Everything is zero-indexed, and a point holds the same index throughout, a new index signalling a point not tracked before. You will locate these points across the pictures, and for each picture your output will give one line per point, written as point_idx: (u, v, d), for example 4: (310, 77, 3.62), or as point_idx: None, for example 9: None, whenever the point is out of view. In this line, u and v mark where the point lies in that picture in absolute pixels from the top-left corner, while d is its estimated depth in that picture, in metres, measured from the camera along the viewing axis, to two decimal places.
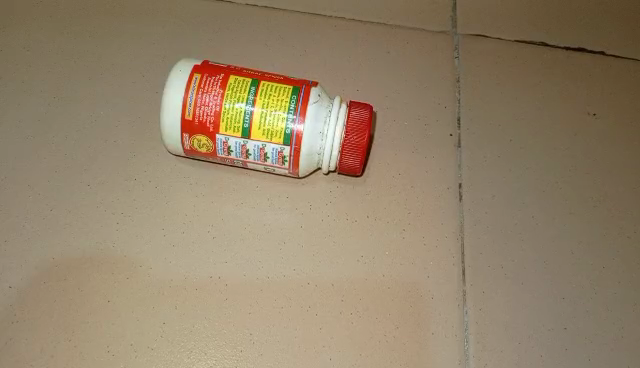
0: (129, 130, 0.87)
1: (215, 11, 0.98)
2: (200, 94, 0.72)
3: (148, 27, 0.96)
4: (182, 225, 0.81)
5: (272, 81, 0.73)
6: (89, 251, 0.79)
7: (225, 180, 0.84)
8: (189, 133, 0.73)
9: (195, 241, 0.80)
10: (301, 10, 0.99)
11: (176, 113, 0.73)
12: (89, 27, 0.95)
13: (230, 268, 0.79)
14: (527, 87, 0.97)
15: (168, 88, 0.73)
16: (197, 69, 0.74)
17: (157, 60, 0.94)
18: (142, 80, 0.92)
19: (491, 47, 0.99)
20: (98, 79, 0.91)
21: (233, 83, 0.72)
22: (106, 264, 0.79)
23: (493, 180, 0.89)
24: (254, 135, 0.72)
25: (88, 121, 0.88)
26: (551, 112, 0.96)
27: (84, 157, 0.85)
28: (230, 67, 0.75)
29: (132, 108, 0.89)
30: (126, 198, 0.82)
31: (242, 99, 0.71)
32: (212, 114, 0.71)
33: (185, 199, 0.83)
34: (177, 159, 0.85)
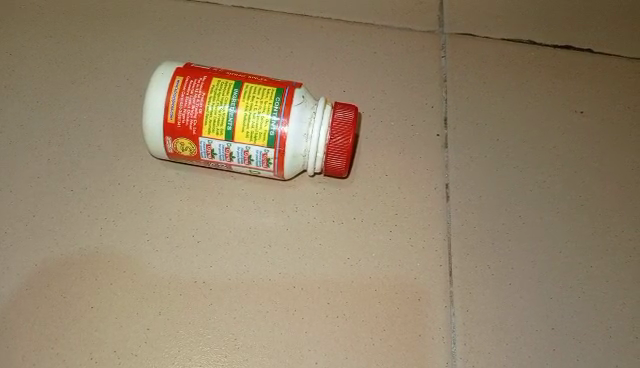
0: (114, 134, 0.86)
1: (201, 12, 0.97)
2: (182, 98, 0.71)
3: (132, 29, 0.95)
4: (166, 229, 0.80)
5: (255, 83, 0.73)
6: (72, 257, 0.78)
7: (210, 184, 0.84)
8: (172, 136, 0.72)
9: (180, 246, 0.79)
10: (288, 11, 0.99)
11: (159, 116, 0.72)
12: (73, 29, 0.94)
13: (215, 273, 0.78)
14: (514, 86, 0.97)
15: (151, 91, 0.72)
16: (179, 71, 0.73)
17: (142, 62, 0.93)
18: (127, 84, 0.91)
19: (477, 46, 0.99)
20: (82, 83, 0.90)
21: (216, 85, 0.72)
22: (91, 270, 0.78)
23: (481, 180, 0.89)
24: (238, 137, 0.71)
25: (72, 126, 0.87)
26: (538, 111, 0.96)
27: (68, 162, 0.84)
28: (214, 69, 0.74)
29: (117, 112, 0.88)
30: (110, 202, 0.81)
31: (225, 101, 0.71)
32: (195, 117, 0.71)
33: (170, 204, 0.82)
34: (162, 163, 0.84)
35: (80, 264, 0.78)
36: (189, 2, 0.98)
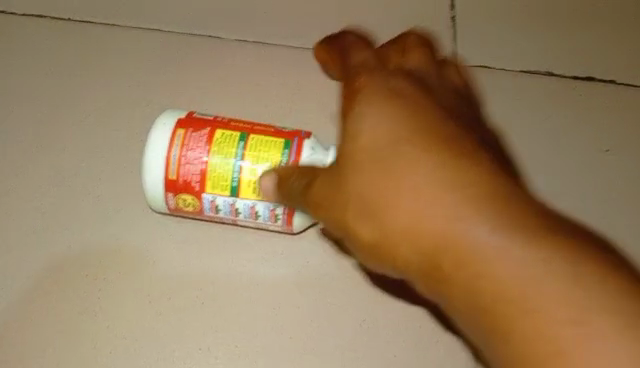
0: (112, 182, 0.81)
1: (203, 47, 0.91)
2: (184, 153, 0.66)
3: (129, 66, 0.89)
4: (170, 288, 0.76)
5: (262, 133, 0.68)
6: (70, 322, 0.75)
7: (214, 236, 0.79)
8: (174, 192, 0.67)
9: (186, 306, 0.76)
10: (295, 44, 0.92)
11: (159, 172, 0.67)
12: (68, 67, 0.88)
13: (224, 335, 0.75)
14: (538, 122, 0.90)
15: (150, 144, 0.67)
16: (181, 123, 0.68)
17: (140, 103, 0.87)
18: (125, 127, 0.85)
19: (494, 80, 0.92)
20: (78, 125, 0.85)
21: (220, 138, 0.67)
22: (93, 333, 0.74)
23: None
24: (244, 193, 0.66)
25: (69, 174, 0.82)
26: (564, 149, 0.89)
27: (65, 215, 0.80)
28: (218, 119, 0.69)
29: (115, 159, 0.83)
30: (111, 259, 0.78)
31: (230, 155, 0.66)
32: (198, 173, 0.66)
33: (171, 260, 0.78)
34: (163, 214, 0.79)
35: (80, 326, 0.74)
36: (191, 36, 0.91)
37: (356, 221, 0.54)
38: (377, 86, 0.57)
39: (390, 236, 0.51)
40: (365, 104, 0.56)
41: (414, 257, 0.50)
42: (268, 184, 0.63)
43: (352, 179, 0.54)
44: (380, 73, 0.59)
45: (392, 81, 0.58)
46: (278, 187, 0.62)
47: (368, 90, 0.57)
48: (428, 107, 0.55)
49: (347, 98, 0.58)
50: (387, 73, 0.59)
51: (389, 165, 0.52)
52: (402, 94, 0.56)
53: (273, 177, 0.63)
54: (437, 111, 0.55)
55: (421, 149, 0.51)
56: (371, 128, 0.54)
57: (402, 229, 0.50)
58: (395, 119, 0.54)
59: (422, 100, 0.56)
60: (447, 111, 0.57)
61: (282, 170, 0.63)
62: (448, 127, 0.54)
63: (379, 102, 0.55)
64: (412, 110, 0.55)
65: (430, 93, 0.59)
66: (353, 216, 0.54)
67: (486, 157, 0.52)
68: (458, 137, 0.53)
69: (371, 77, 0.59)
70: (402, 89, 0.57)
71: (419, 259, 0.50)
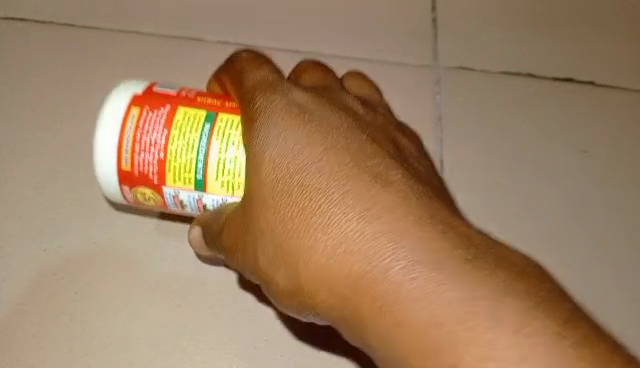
0: (73, 166, 0.69)
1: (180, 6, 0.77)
2: (138, 138, 0.55)
3: (83, 20, 0.75)
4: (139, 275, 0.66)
5: (233, 112, 0.55)
6: (29, 316, 0.64)
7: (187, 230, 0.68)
8: (130, 185, 0.57)
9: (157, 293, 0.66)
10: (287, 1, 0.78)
11: (111, 161, 0.56)
12: (17, 24, 0.74)
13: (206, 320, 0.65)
14: (565, 86, 0.78)
15: (99, 126, 0.56)
16: (136, 101, 0.57)
17: (101, 65, 0.73)
18: (81, 92, 0.72)
19: (520, 37, 0.80)
20: (30, 94, 0.71)
21: (181, 120, 0.55)
22: (60, 325, 0.64)
23: (517, 198, 0.72)
24: (210, 187, 0.55)
25: (21, 147, 0.69)
26: (592, 106, 0.77)
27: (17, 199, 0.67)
28: (182, 93, 0.57)
29: (74, 132, 0.70)
30: (78, 243, 0.67)
31: (193, 141, 0.54)
32: (155, 163, 0.55)
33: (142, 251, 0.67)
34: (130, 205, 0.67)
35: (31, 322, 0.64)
36: None
37: (265, 266, 0.45)
38: (278, 104, 0.46)
39: (306, 278, 0.43)
40: (261, 129, 0.46)
41: (335, 302, 0.42)
42: (196, 233, 0.57)
43: (258, 215, 0.45)
44: (279, 83, 0.48)
45: (292, 93, 0.47)
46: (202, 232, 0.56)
47: (266, 110, 0.46)
48: (339, 121, 0.46)
49: (244, 117, 0.48)
50: (286, 83, 0.48)
51: (294, 199, 0.43)
52: (305, 111, 0.46)
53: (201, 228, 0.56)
54: (349, 126, 0.46)
55: (329, 178, 0.43)
56: (273, 156, 0.44)
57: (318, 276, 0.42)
58: (298, 144, 0.44)
59: (331, 114, 0.46)
60: (363, 121, 0.47)
61: (203, 219, 0.56)
62: (362, 146, 0.44)
63: (280, 124, 0.45)
64: (318, 130, 0.45)
65: (343, 105, 0.48)
66: (263, 259, 0.45)
67: (402, 179, 0.43)
68: (373, 158, 0.44)
69: (269, 90, 0.47)
70: (306, 104, 0.46)
71: (339, 306, 0.42)
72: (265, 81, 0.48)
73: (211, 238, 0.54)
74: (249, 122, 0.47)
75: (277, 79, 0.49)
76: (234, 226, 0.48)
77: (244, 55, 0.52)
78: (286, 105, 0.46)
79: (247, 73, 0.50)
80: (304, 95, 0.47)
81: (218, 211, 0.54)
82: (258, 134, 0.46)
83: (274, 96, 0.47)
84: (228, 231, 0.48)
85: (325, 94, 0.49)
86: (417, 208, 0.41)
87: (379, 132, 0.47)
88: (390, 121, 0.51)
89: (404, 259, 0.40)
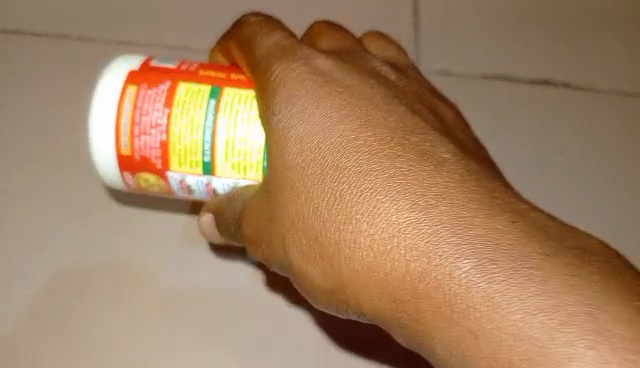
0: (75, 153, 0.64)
1: None
2: (137, 119, 0.50)
3: None
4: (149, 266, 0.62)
5: (240, 86, 0.50)
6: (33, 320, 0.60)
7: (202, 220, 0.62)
8: (131, 171, 0.52)
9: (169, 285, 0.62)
10: None
11: (109, 145, 0.51)
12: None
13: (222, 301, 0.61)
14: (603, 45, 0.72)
15: (94, 108, 0.51)
16: (131, 78, 0.51)
17: (99, 41, 0.67)
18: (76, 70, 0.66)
19: None
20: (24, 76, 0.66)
21: (184, 96, 0.50)
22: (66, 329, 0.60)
23: (547, 155, 0.67)
24: (220, 170, 0.50)
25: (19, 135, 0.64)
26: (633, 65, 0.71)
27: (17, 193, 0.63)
28: (183, 67, 0.52)
29: (73, 116, 0.65)
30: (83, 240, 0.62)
31: (198, 119, 0.49)
32: (158, 146, 0.50)
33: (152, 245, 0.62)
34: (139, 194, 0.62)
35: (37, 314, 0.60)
36: None
37: (297, 259, 0.40)
38: (300, 72, 0.42)
39: (344, 270, 0.39)
40: (283, 101, 0.41)
41: (380, 297, 0.38)
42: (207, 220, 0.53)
43: (287, 200, 0.40)
44: (298, 48, 0.43)
45: (313, 58, 0.43)
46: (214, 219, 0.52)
47: (286, 79, 0.42)
48: (373, 91, 0.41)
49: (261, 88, 0.43)
50: (306, 48, 0.43)
51: (329, 181, 0.39)
52: (330, 79, 0.41)
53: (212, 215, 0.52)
54: (381, 93, 0.41)
55: (366, 152, 0.38)
56: (299, 134, 0.40)
57: (362, 268, 0.38)
58: (326, 117, 0.40)
59: (359, 80, 0.42)
60: (394, 87, 0.43)
61: (214, 204, 0.52)
62: (398, 114, 0.40)
63: (304, 95, 0.41)
64: (347, 99, 0.40)
65: (370, 70, 0.44)
66: (294, 251, 0.40)
67: (444, 148, 0.39)
68: (412, 126, 0.40)
69: (287, 56, 0.43)
70: (332, 72, 0.42)
71: (387, 300, 0.37)
72: (282, 46, 0.44)
73: (226, 225, 0.50)
74: (268, 94, 0.42)
75: (294, 44, 0.44)
76: (257, 215, 0.43)
77: (253, 20, 0.48)
78: (308, 72, 0.41)
79: (259, 39, 0.46)
80: (327, 61, 0.43)
81: (231, 196, 0.50)
82: (280, 107, 0.41)
83: (294, 63, 0.42)
84: (249, 219, 0.44)
85: (349, 59, 0.44)
86: (466, 180, 0.37)
87: (413, 99, 0.43)
88: (420, 85, 0.46)
89: (460, 242, 0.36)
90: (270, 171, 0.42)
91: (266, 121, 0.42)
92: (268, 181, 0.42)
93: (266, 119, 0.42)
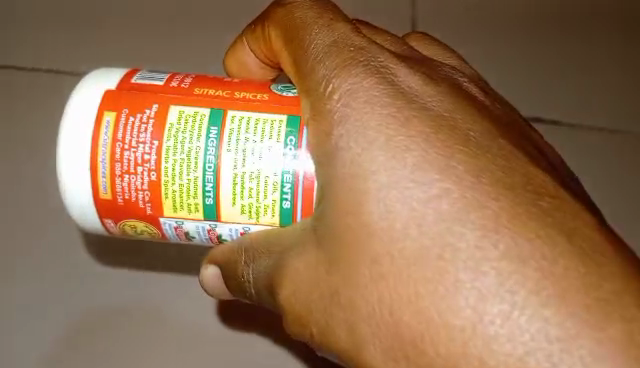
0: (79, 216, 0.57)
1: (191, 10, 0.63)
2: (119, 155, 0.39)
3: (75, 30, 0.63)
4: (151, 298, 0.57)
5: (247, 106, 0.40)
6: None
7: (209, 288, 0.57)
8: (114, 218, 0.41)
9: (174, 320, 0.56)
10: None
11: (84, 190, 0.41)
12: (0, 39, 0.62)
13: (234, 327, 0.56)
14: None
15: (62, 143, 0.40)
16: (109, 101, 0.40)
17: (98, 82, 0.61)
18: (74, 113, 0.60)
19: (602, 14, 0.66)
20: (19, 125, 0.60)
21: (176, 124, 0.39)
22: None
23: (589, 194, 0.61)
24: (225, 214, 0.40)
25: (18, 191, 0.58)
26: None
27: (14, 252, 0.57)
28: (172, 84, 0.41)
29: None
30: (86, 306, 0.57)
31: (195, 153, 0.39)
32: (146, 187, 0.39)
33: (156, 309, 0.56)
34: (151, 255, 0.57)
35: (30, 362, 0.55)
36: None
37: (383, 366, 0.27)
38: (379, 91, 0.30)
39: None
40: (357, 128, 0.29)
41: None
42: (212, 273, 0.43)
43: (372, 286, 0.27)
44: (366, 54, 0.32)
45: (391, 68, 0.31)
46: (223, 274, 0.42)
47: (359, 97, 0.30)
48: (486, 123, 0.29)
49: (318, 109, 0.31)
50: (377, 55, 0.32)
51: (445, 263, 0.26)
52: (417, 94, 0.30)
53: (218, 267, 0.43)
54: (487, 114, 0.30)
55: (486, 206, 0.26)
56: (387, 188, 0.27)
57: None
58: (426, 161, 0.27)
59: (456, 95, 0.30)
60: (493, 108, 0.32)
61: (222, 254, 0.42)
62: (518, 144, 0.29)
63: (387, 126, 0.28)
64: (449, 136, 0.28)
65: (460, 84, 0.32)
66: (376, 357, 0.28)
67: (578, 197, 0.28)
68: (539, 163, 0.28)
69: (355, 66, 0.31)
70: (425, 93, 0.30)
71: None
72: (347, 51, 0.32)
73: (243, 286, 0.40)
74: (330, 119, 0.30)
75: (360, 49, 0.32)
76: (309, 284, 0.30)
77: (305, 6, 0.36)
78: (388, 88, 0.30)
79: (309, 40, 0.34)
80: (409, 71, 0.31)
81: (245, 250, 0.40)
82: (352, 138, 0.29)
83: (367, 74, 0.31)
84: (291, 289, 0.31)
85: (429, 68, 0.33)
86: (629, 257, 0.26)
87: (516, 122, 0.32)
88: (508, 105, 0.36)
89: None
90: (340, 227, 0.28)
91: (327, 159, 0.30)
92: (328, 237, 0.29)
93: (328, 154, 0.30)
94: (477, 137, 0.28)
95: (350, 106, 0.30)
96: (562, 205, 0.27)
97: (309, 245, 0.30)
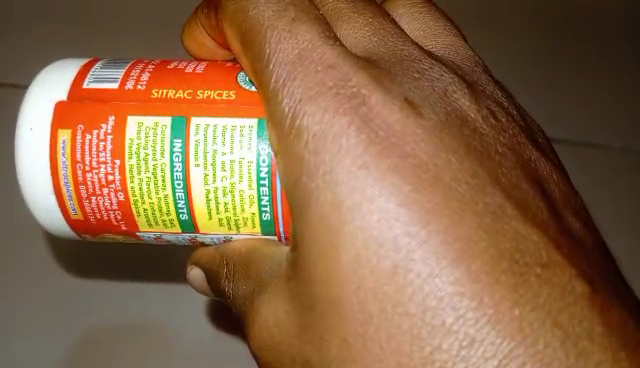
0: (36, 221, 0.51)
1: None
2: (81, 177, 0.36)
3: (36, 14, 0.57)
4: (136, 295, 0.51)
5: (213, 111, 0.36)
6: None
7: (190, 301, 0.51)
8: (92, 233, 0.40)
9: (163, 322, 0.50)
10: None
11: (54, 211, 0.38)
12: None
13: (229, 325, 0.50)
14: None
15: (21, 164, 0.37)
16: (63, 116, 0.37)
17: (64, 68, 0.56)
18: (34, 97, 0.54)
19: None
20: None
21: (136, 139, 0.36)
22: None
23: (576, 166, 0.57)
24: (204, 227, 0.37)
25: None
26: None
27: None
28: (127, 88, 0.37)
29: None
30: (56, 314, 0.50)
31: (162, 170, 0.36)
32: (116, 206, 0.37)
33: (134, 314, 0.50)
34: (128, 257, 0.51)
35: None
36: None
37: None
38: (351, 135, 0.26)
39: None
40: (328, 183, 0.25)
41: None
42: (197, 275, 0.41)
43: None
44: (335, 75, 0.27)
45: (364, 96, 0.27)
46: (206, 278, 0.40)
47: (327, 142, 0.26)
48: (474, 167, 0.25)
49: (285, 147, 0.28)
50: (348, 75, 0.27)
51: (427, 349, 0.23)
52: (396, 133, 0.26)
53: (202, 271, 0.40)
54: (479, 149, 0.27)
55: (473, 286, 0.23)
56: (361, 266, 0.24)
57: None
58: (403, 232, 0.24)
59: (444, 126, 0.26)
60: (483, 126, 0.28)
61: (206, 259, 0.40)
62: (511, 188, 0.26)
63: (361, 184, 0.25)
64: (433, 193, 0.24)
65: (450, 101, 0.28)
66: None
67: (572, 247, 0.26)
68: (533, 212, 0.26)
69: (323, 96, 0.27)
70: (405, 131, 0.26)
71: None
72: (313, 72, 0.28)
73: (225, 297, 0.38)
74: (300, 165, 0.27)
75: (329, 69, 0.28)
76: (280, 337, 0.28)
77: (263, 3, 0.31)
78: (360, 128, 0.26)
79: (269, 51, 0.29)
80: (386, 96, 0.27)
81: (225, 261, 0.38)
82: (322, 194, 0.25)
83: (336, 110, 0.26)
84: (264, 338, 0.29)
85: (414, 82, 0.28)
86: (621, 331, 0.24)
87: (513, 143, 0.29)
88: (506, 105, 0.32)
89: None
90: (311, 292, 0.26)
91: (298, 213, 0.26)
92: (300, 293, 0.27)
93: (299, 204, 0.27)
94: (466, 191, 0.25)
95: (321, 155, 0.26)
96: (556, 267, 0.24)
97: (283, 299, 0.28)
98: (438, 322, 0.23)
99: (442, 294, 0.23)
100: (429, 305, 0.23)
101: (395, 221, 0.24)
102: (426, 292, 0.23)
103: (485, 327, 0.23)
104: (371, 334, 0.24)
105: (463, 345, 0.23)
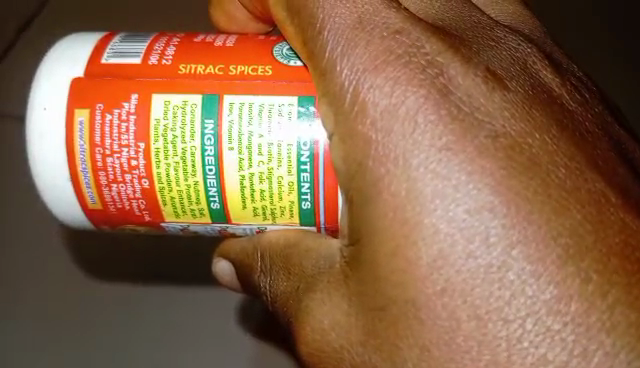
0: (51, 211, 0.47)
1: None
2: (101, 162, 0.33)
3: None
4: (154, 290, 0.48)
5: (247, 88, 0.32)
6: None
7: (213, 298, 0.48)
8: (110, 224, 0.36)
9: (187, 315, 0.47)
10: None
11: (70, 199, 0.35)
12: None
13: (255, 325, 0.47)
14: None
15: (33, 148, 0.33)
16: (79, 94, 0.33)
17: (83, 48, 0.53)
18: None
19: None
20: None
21: (163, 119, 0.32)
22: None
23: None
24: (237, 217, 0.34)
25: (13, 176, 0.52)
26: None
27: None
28: (151, 63, 0.33)
29: None
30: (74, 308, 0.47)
31: (192, 154, 0.32)
32: (139, 194, 0.33)
33: (155, 309, 0.47)
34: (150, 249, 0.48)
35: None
36: None
37: None
38: (431, 112, 0.22)
39: None
40: (404, 168, 0.22)
41: None
42: (225, 267, 0.37)
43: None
44: (403, 43, 0.24)
45: (440, 66, 0.23)
46: (237, 270, 0.36)
47: (400, 120, 0.22)
48: (569, 148, 0.22)
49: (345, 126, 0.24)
50: (419, 42, 0.24)
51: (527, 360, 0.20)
52: (481, 108, 0.22)
53: (231, 263, 0.37)
54: (572, 128, 0.23)
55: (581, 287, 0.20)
56: (449, 264, 0.21)
57: None
58: (498, 225, 0.20)
59: (532, 101, 0.23)
60: (569, 102, 0.25)
61: (237, 250, 0.36)
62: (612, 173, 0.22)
63: (444, 170, 0.21)
64: (528, 179, 0.21)
65: (533, 73, 0.25)
66: None
67: None
68: (635, 199, 0.22)
69: (390, 68, 0.23)
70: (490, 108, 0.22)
71: None
72: (377, 39, 0.24)
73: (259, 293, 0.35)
74: (366, 147, 0.23)
75: (395, 35, 0.24)
76: (338, 342, 0.24)
77: None
78: (438, 103, 0.22)
79: (325, 16, 0.25)
80: (466, 67, 0.23)
81: (260, 253, 0.34)
82: (398, 181, 0.22)
83: (408, 82, 0.23)
84: (318, 344, 0.25)
85: (492, 51, 0.25)
86: None
87: (601, 122, 0.25)
88: (585, 80, 0.28)
89: None
90: (381, 293, 0.22)
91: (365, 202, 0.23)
92: (366, 293, 0.23)
93: (366, 192, 0.23)
94: (565, 177, 0.21)
95: (392, 135, 0.22)
96: None
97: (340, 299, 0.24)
98: (543, 329, 0.20)
99: (546, 297, 0.20)
100: (531, 309, 0.20)
101: (489, 211, 0.21)
102: (527, 295, 0.20)
103: (598, 335, 0.19)
104: (460, 342, 0.21)
105: (573, 355, 0.19)
